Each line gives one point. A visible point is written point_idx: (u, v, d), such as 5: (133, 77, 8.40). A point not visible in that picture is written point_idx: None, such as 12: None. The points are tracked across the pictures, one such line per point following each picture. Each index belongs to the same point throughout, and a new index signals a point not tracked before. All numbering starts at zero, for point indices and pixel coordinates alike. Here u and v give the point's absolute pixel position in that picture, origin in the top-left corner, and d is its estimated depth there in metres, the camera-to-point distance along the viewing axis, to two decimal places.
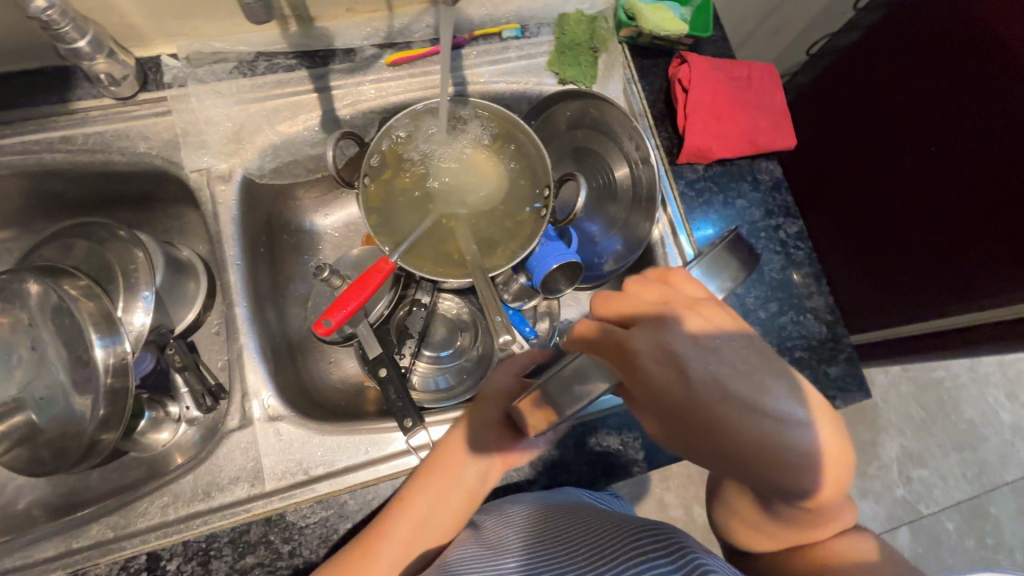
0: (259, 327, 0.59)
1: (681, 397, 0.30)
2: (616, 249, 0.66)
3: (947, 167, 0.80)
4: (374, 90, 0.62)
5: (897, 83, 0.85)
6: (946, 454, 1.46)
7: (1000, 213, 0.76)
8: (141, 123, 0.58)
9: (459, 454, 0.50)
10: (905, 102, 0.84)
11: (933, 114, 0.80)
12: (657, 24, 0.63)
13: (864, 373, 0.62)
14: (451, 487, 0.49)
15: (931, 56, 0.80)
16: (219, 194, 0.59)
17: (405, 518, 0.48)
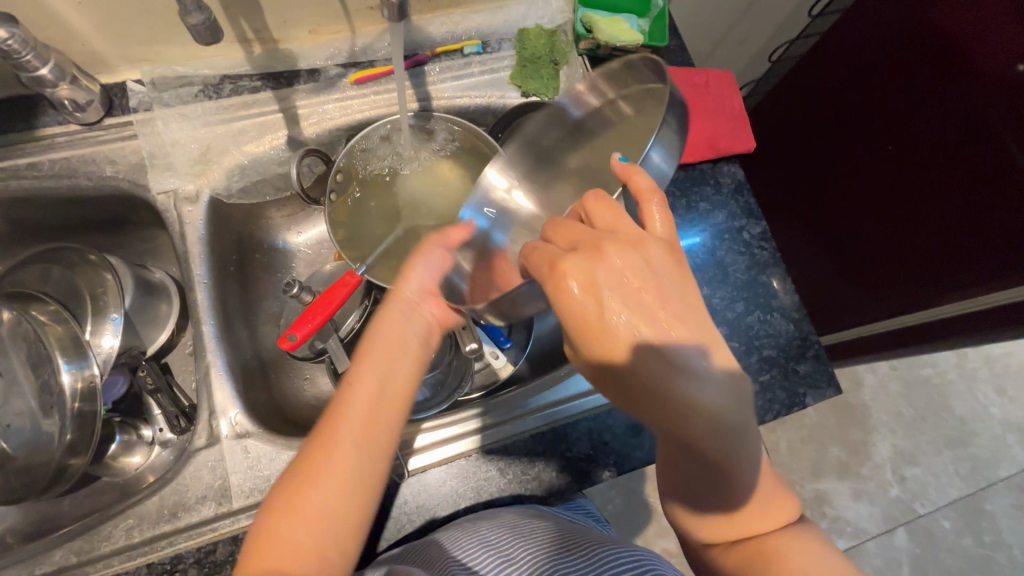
0: (228, 345, 0.58)
1: (594, 320, 0.36)
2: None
3: (909, 171, 0.82)
4: (339, 109, 0.63)
5: (857, 90, 0.87)
6: (939, 452, 1.46)
7: (960, 215, 0.77)
8: (107, 147, 0.59)
9: (379, 361, 0.43)
10: (866, 108, 0.86)
11: (893, 119, 0.82)
12: (614, 35, 0.65)
13: (833, 369, 0.62)
14: (368, 433, 0.40)
15: (887, 62, 0.82)
16: (185, 214, 0.59)
17: (335, 453, 0.39)
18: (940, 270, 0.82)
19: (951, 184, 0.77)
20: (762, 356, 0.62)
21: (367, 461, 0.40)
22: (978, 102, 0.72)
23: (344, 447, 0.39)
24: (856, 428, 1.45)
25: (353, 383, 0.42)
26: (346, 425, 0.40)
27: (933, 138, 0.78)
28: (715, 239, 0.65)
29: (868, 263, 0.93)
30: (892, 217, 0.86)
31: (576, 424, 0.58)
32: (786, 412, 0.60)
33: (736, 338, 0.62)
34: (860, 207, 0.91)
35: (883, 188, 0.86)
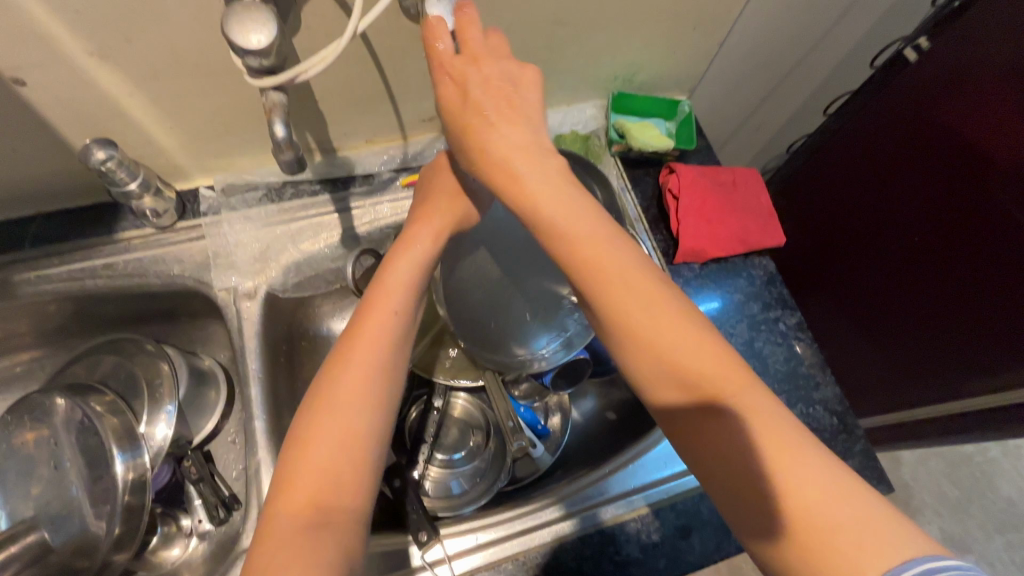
0: (277, 437, 0.60)
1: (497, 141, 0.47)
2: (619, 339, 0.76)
3: (936, 251, 0.84)
4: (391, 209, 0.68)
5: (878, 178, 0.90)
6: (989, 537, 1.38)
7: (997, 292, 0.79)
8: (177, 248, 0.63)
9: (391, 300, 0.45)
10: (887, 193, 0.90)
11: (916, 205, 0.85)
12: (646, 141, 0.70)
13: (881, 465, 0.61)
14: (374, 353, 0.42)
15: (904, 154, 0.86)
16: (244, 310, 0.63)
17: (357, 374, 0.41)
18: (989, 343, 0.83)
19: (985, 264, 0.79)
20: None
21: (381, 392, 0.41)
22: (1002, 193, 0.75)
23: (371, 371, 0.41)
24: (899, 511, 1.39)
25: (374, 315, 0.44)
26: (368, 353, 0.42)
27: (959, 223, 0.81)
28: (750, 330, 0.67)
29: (904, 339, 0.94)
30: (923, 294, 0.88)
31: (624, 524, 0.57)
32: None
33: None
34: (887, 284, 0.93)
35: (911, 268, 0.89)
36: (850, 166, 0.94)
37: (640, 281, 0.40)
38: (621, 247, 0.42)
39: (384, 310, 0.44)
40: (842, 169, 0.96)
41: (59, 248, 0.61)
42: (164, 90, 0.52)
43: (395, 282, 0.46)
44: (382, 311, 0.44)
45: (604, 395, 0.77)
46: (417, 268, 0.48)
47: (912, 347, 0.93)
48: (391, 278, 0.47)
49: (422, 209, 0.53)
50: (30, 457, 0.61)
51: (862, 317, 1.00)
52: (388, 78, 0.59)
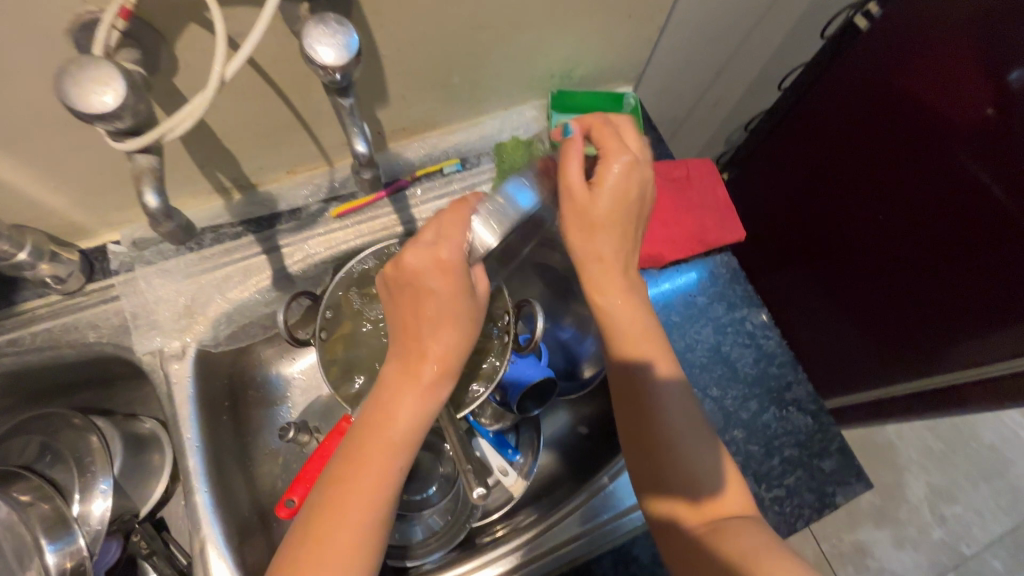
0: (224, 507, 0.55)
1: (614, 223, 0.49)
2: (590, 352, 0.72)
3: (908, 237, 0.81)
4: (323, 244, 0.63)
5: (846, 156, 0.86)
6: (975, 485, 1.44)
7: (961, 275, 0.76)
8: (89, 313, 0.57)
9: (391, 438, 0.41)
10: (857, 175, 0.86)
11: (902, 191, 0.80)
12: None
13: (860, 461, 0.59)
14: (371, 503, 0.39)
15: (876, 133, 0.81)
16: (173, 372, 0.57)
17: (353, 525, 0.39)
18: (964, 344, 0.80)
19: (951, 246, 0.76)
20: (783, 457, 0.59)
21: (374, 538, 0.40)
22: (971, 166, 0.72)
23: (365, 521, 0.39)
24: (884, 470, 1.44)
25: (367, 479, 0.40)
26: (361, 500, 0.39)
27: (948, 216, 0.75)
28: (717, 333, 0.63)
29: (872, 326, 0.92)
30: (894, 275, 0.85)
31: None
32: (817, 517, 0.57)
33: (754, 441, 0.59)
34: (862, 267, 0.90)
35: (883, 254, 0.85)
36: (835, 139, 0.87)
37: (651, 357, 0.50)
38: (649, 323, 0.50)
39: (381, 477, 0.40)
40: (824, 141, 0.89)
41: None
42: (34, 148, 0.46)
43: (398, 433, 0.41)
44: (383, 454, 0.40)
45: (574, 410, 0.74)
46: (424, 415, 0.42)
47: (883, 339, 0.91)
48: (391, 429, 0.41)
49: (414, 307, 0.42)
50: None
51: (836, 298, 0.96)
52: (296, 106, 0.53)
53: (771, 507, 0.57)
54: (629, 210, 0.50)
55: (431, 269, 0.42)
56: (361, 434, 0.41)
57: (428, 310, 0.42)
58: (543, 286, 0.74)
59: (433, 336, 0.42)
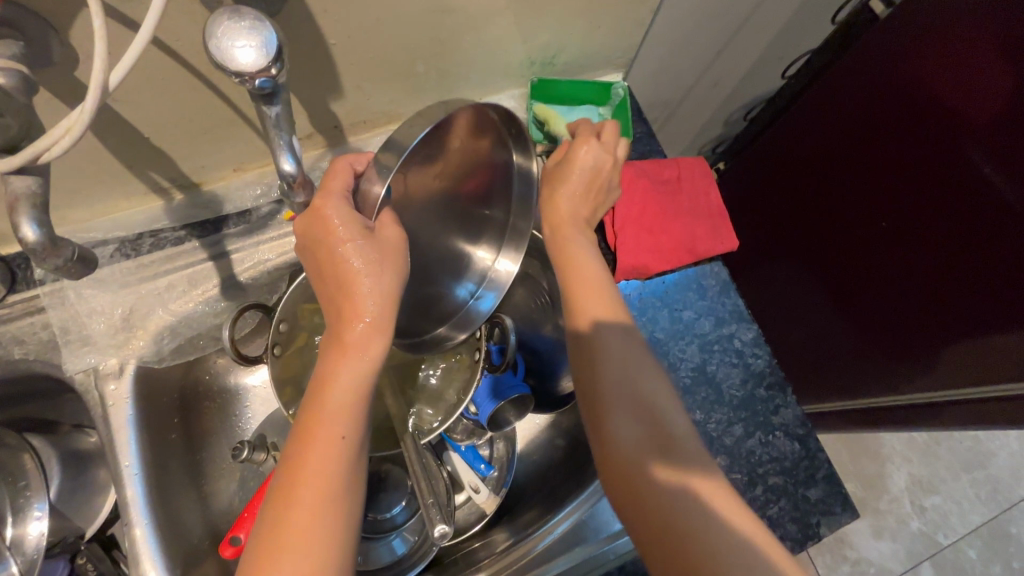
0: (169, 538, 0.51)
1: (579, 189, 0.50)
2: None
3: (918, 234, 0.74)
4: (274, 251, 0.57)
5: (848, 152, 0.80)
6: (955, 476, 1.44)
7: (963, 280, 0.71)
8: (13, 326, 0.51)
9: (333, 408, 0.35)
10: (863, 169, 0.79)
11: (912, 186, 0.73)
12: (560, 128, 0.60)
13: (846, 489, 0.56)
14: (324, 483, 0.34)
15: (887, 124, 0.74)
16: (109, 393, 0.52)
17: (305, 512, 0.33)
18: (973, 350, 0.74)
19: (954, 247, 0.71)
20: (767, 485, 0.55)
21: (331, 528, 0.33)
22: (982, 166, 0.66)
23: (320, 508, 0.33)
24: (868, 460, 1.44)
25: (314, 454, 0.34)
26: (313, 481, 0.33)
27: (964, 214, 0.69)
28: (703, 352, 0.59)
29: (873, 331, 0.86)
30: (891, 278, 0.80)
31: None
32: (799, 549, 0.54)
33: (737, 468, 0.55)
34: (857, 270, 0.84)
35: (889, 250, 0.79)
36: (841, 130, 0.80)
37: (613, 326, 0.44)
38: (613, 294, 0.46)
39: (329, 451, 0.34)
40: (828, 133, 0.82)
41: None
42: None
43: (336, 400, 0.35)
44: (326, 426, 0.35)
45: (551, 422, 0.71)
46: (366, 374, 0.37)
47: (884, 344, 0.85)
48: (327, 399, 0.36)
49: (328, 267, 0.37)
50: None
51: (834, 303, 0.90)
52: (235, 99, 0.47)
53: None
54: (598, 186, 0.50)
55: (321, 222, 0.36)
56: (304, 411, 0.36)
57: (347, 263, 0.36)
58: (520, 291, 0.69)
59: (361, 285, 0.36)
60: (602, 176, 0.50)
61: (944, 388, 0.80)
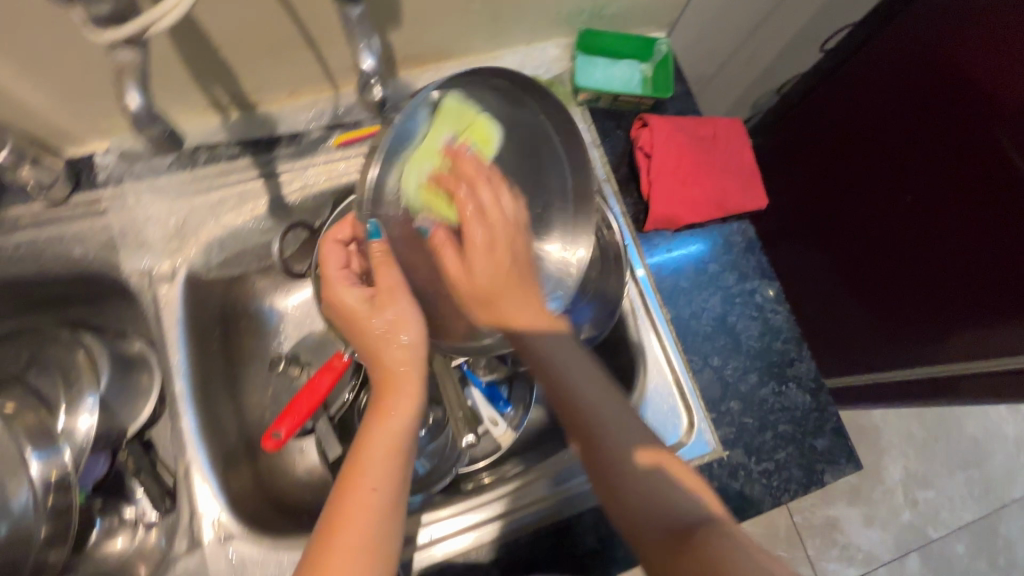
0: (210, 434, 0.55)
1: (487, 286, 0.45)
2: (588, 318, 0.56)
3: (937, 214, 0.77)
4: (320, 175, 0.59)
5: (877, 133, 0.82)
6: (951, 473, 1.46)
7: (996, 257, 0.72)
8: (75, 226, 0.54)
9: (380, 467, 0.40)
10: (889, 146, 0.81)
11: (935, 165, 0.75)
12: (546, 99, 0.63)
13: (852, 441, 0.59)
14: (363, 527, 0.38)
15: (917, 101, 0.76)
16: (162, 295, 0.56)
17: (348, 552, 0.37)
18: (980, 328, 0.77)
19: (989, 224, 0.72)
20: (777, 432, 0.58)
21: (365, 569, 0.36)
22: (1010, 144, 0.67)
23: (359, 550, 0.37)
24: (866, 450, 1.46)
25: (370, 472, 0.40)
26: (354, 526, 0.37)
27: (983, 193, 0.71)
28: (725, 304, 0.61)
29: (885, 305, 0.89)
30: (922, 257, 0.81)
31: (581, 517, 0.55)
32: (802, 492, 0.57)
33: (749, 414, 0.58)
34: (888, 250, 0.86)
35: (907, 228, 0.81)
36: (871, 105, 0.82)
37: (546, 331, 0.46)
38: (531, 283, 0.46)
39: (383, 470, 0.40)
40: (860, 107, 0.84)
41: None
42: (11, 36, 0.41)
43: (376, 458, 0.40)
44: (377, 476, 0.40)
45: None
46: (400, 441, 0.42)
47: (894, 320, 0.89)
48: (379, 429, 0.42)
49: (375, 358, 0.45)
50: None
51: (851, 275, 0.93)
52: (302, 16, 0.49)
53: (758, 480, 0.57)
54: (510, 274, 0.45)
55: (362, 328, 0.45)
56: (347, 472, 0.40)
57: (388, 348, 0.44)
58: None
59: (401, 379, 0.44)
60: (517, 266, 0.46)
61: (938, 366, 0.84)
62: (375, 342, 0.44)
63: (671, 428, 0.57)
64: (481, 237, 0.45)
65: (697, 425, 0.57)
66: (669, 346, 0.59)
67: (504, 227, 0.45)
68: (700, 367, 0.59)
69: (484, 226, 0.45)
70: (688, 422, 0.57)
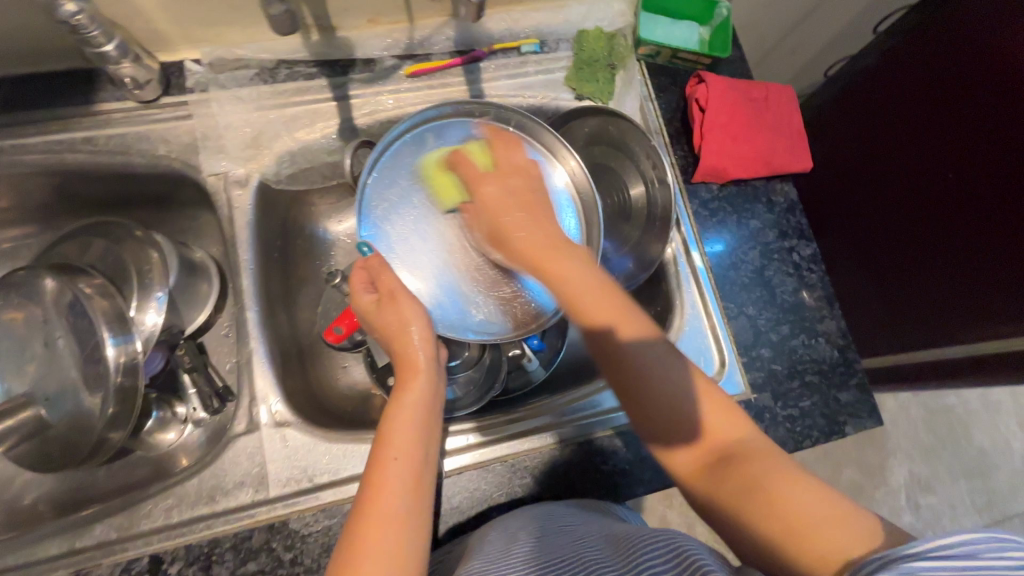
0: (269, 331, 0.58)
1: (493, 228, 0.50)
2: (627, 267, 0.64)
3: (945, 199, 0.76)
4: (394, 100, 0.63)
5: (873, 138, 0.85)
6: (956, 482, 1.46)
7: (1004, 242, 0.71)
8: (162, 126, 0.58)
9: (410, 422, 0.43)
10: (903, 132, 0.81)
11: (948, 150, 0.75)
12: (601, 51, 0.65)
13: (875, 398, 0.61)
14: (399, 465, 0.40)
15: (938, 86, 0.76)
16: (235, 198, 0.59)
17: (392, 490, 0.39)
18: (984, 315, 0.76)
19: (993, 211, 0.72)
20: (804, 381, 0.61)
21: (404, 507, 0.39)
22: (1010, 131, 0.68)
23: (399, 486, 0.40)
24: (874, 451, 1.45)
25: (396, 447, 0.41)
26: (394, 471, 0.40)
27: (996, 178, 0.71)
28: (763, 258, 0.64)
29: (891, 293, 0.87)
30: (927, 252, 0.80)
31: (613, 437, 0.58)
32: (824, 440, 0.59)
33: (778, 361, 0.61)
34: (895, 249, 0.85)
35: (913, 216, 0.81)
36: (896, 90, 0.82)
37: (641, 336, 0.42)
38: (548, 221, 0.48)
39: (409, 445, 0.42)
40: (884, 93, 0.84)
41: (34, 116, 0.56)
42: None
43: (403, 415, 0.44)
44: (404, 431, 0.43)
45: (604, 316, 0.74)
46: (423, 401, 0.45)
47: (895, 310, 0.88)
48: (402, 403, 0.45)
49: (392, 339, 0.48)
50: (21, 336, 0.60)
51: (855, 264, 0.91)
52: None
53: (783, 424, 0.59)
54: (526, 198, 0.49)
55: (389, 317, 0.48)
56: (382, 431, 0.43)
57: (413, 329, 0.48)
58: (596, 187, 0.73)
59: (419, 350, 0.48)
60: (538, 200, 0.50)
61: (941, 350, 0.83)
62: (393, 332, 0.48)
63: (702, 367, 0.60)
64: (495, 215, 0.48)
65: (727, 365, 0.60)
66: (706, 291, 0.63)
67: (510, 189, 0.49)
68: (735, 314, 0.62)
69: (498, 200, 0.48)
70: (720, 361, 0.60)
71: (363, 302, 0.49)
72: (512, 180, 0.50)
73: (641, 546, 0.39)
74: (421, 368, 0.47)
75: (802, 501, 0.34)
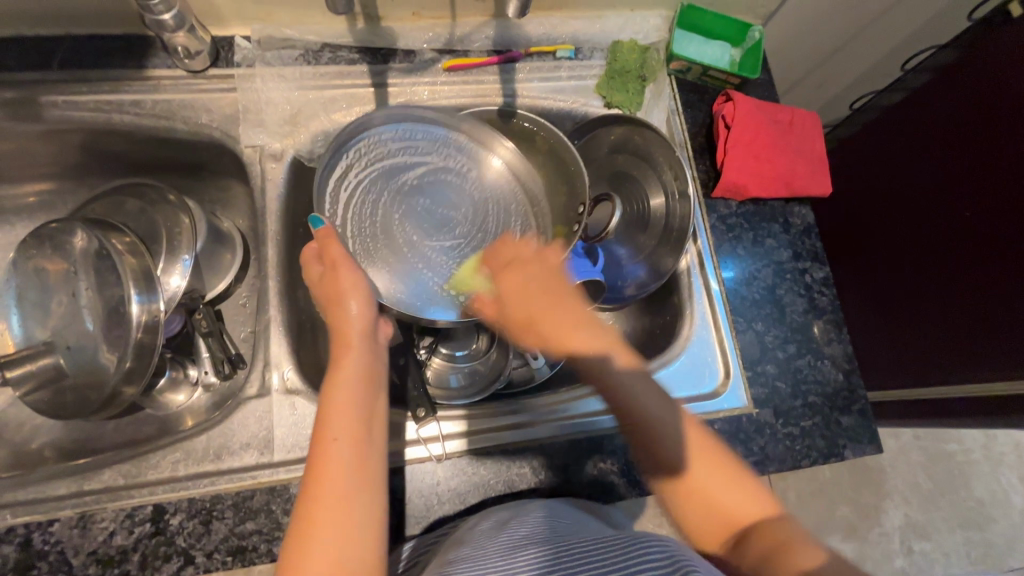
0: (288, 302, 0.60)
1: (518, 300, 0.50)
2: (639, 276, 0.66)
3: (950, 240, 0.79)
4: (429, 92, 0.65)
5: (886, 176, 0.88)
6: (951, 530, 1.43)
7: (997, 284, 0.73)
8: (208, 95, 0.61)
9: (351, 399, 0.43)
10: (909, 175, 0.85)
11: (950, 193, 0.79)
12: (631, 60, 0.67)
13: (875, 426, 0.61)
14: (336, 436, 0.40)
15: (944, 132, 0.80)
16: (269, 170, 0.61)
17: (336, 459, 0.39)
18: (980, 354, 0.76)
19: (991, 248, 0.74)
20: (806, 402, 0.61)
21: (344, 478, 0.38)
22: (1003, 177, 0.71)
23: (342, 455, 0.39)
24: (870, 491, 1.42)
25: (334, 426, 0.41)
26: (334, 443, 0.40)
27: (991, 221, 0.73)
28: (775, 277, 0.65)
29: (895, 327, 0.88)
30: (931, 287, 0.82)
31: (614, 437, 0.59)
32: (821, 462, 0.60)
33: (782, 379, 0.62)
34: (901, 285, 0.85)
35: (915, 254, 0.83)
36: (907, 133, 0.85)
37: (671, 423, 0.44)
38: (571, 305, 0.49)
39: (348, 412, 0.42)
40: (896, 135, 0.87)
41: (87, 75, 0.59)
42: None
43: (342, 386, 0.43)
44: (346, 403, 0.42)
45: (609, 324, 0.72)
46: (365, 372, 0.45)
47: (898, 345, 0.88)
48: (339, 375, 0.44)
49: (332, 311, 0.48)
50: (48, 286, 0.62)
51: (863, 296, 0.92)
52: None
53: (782, 441, 0.59)
54: (553, 279, 0.51)
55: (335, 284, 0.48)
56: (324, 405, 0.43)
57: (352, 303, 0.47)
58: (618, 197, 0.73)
59: (360, 321, 0.47)
60: (561, 275, 0.52)
61: (938, 387, 0.82)
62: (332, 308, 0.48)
63: (707, 377, 0.61)
64: (518, 297, 0.50)
65: (732, 377, 0.61)
66: (715, 304, 0.64)
67: (530, 275, 0.51)
68: (744, 328, 0.63)
69: (517, 285, 0.51)
70: (725, 372, 0.61)
71: (314, 275, 0.50)
72: (532, 264, 0.52)
73: (627, 545, 0.38)
74: (355, 343, 0.46)
75: (815, 556, 0.36)
